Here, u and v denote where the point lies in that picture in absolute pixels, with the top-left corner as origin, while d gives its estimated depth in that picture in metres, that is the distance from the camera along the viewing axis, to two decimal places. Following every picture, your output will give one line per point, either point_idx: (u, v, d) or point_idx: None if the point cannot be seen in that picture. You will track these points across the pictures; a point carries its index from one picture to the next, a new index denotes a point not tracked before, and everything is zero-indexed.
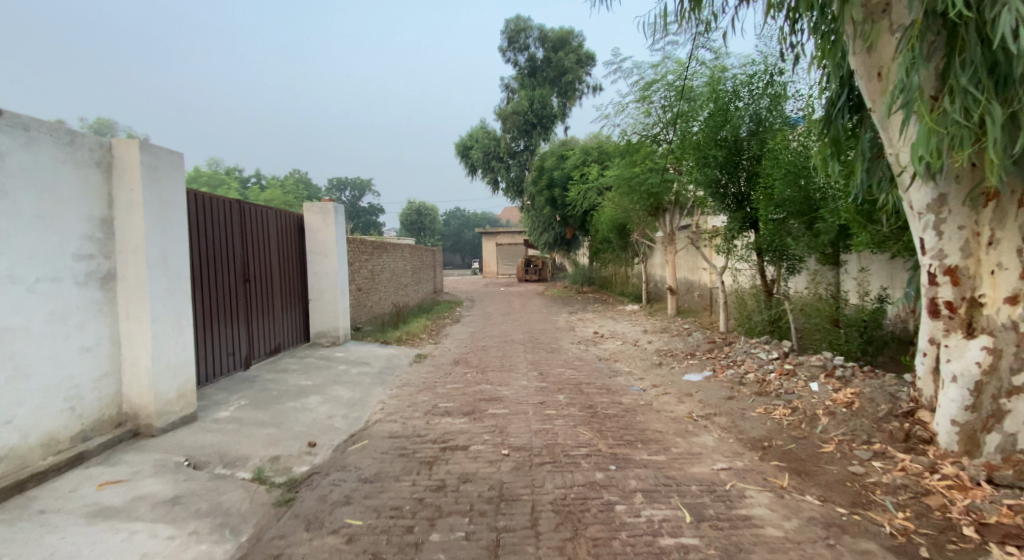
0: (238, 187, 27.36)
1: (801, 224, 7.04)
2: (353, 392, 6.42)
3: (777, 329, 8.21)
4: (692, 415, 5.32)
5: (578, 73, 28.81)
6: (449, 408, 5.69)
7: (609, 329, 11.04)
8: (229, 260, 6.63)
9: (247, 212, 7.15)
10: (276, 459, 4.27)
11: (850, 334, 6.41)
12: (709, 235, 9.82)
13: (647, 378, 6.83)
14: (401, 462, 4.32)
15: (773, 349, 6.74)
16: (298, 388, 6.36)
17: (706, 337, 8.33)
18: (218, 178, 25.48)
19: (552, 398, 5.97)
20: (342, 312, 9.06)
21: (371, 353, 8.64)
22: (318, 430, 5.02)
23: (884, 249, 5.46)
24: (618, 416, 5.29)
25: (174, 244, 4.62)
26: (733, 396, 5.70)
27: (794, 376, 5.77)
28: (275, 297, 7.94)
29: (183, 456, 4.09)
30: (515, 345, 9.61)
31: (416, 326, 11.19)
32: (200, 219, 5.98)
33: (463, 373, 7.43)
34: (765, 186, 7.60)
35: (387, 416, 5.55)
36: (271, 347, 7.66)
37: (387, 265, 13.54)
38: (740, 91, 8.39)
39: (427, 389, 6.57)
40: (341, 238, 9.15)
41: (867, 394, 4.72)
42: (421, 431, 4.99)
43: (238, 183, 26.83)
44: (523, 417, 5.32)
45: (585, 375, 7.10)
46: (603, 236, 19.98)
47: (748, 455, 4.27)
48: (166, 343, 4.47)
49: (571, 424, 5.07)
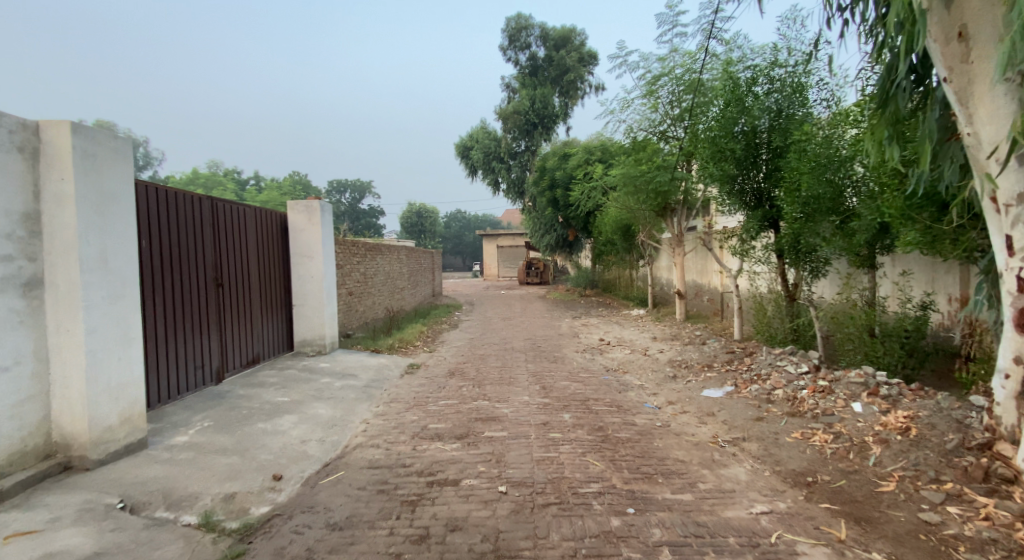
0: (234, 187, 26.79)
1: (830, 223, 6.38)
2: (334, 410, 5.75)
3: (801, 338, 7.52)
4: (718, 440, 4.65)
5: (580, 72, 28.18)
6: (440, 431, 5.03)
7: (615, 336, 10.36)
8: (199, 263, 5.99)
9: (220, 210, 6.51)
10: (231, 498, 3.61)
11: (890, 346, 5.71)
12: (722, 236, 9.07)
13: (661, 394, 6.16)
14: (380, 502, 3.65)
15: (802, 363, 6.01)
16: (273, 405, 5.69)
17: (722, 347, 7.65)
18: (213, 179, 25.07)
19: (556, 418, 5.31)
20: (328, 320, 8.37)
21: (358, 363, 7.97)
22: (287, 458, 4.36)
23: (936, 250, 4.81)
24: (633, 441, 4.63)
25: (119, 244, 3.96)
26: (761, 416, 5.03)
27: (831, 394, 5.08)
28: (255, 303, 7.30)
29: (119, 496, 3.43)
30: (516, 355, 8.95)
31: (410, 333, 10.54)
32: (162, 217, 5.36)
33: (458, 387, 6.77)
34: (790, 181, 6.95)
35: (370, 440, 4.88)
36: (248, 357, 7.03)
37: (381, 268, 12.89)
38: (759, 79, 7.74)
39: (417, 406, 5.92)
40: (328, 240, 8.48)
41: (927, 421, 4.09)
42: (406, 460, 4.33)
43: (234, 183, 26.22)
44: (524, 442, 4.66)
45: (592, 390, 6.43)
46: (607, 239, 19.32)
47: (790, 494, 3.61)
48: (107, 361, 3.81)
49: (579, 452, 4.40)
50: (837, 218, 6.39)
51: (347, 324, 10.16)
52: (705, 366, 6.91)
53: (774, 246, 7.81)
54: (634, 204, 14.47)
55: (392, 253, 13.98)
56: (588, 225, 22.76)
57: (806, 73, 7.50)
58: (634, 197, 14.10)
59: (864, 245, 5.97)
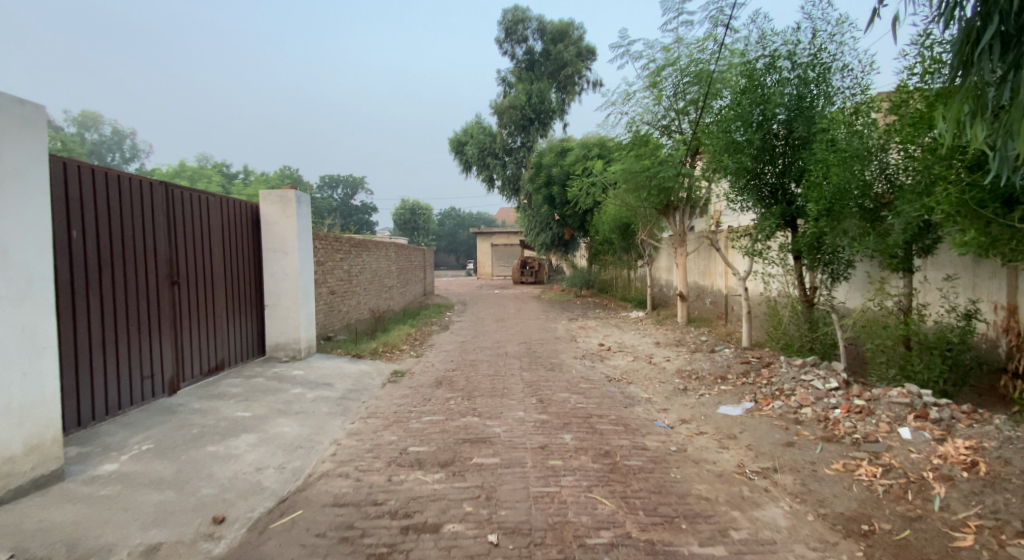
0: (222, 180, 26.08)
1: (858, 221, 5.72)
2: (303, 427, 5.05)
3: (822, 347, 6.87)
4: (744, 469, 3.98)
5: (578, 67, 27.47)
6: (421, 456, 4.33)
7: (616, 341, 9.69)
8: (143, 259, 5.26)
9: (175, 198, 5.79)
10: (153, 551, 2.91)
11: (930, 360, 5.04)
12: (733, 235, 8.37)
13: (672, 410, 5.49)
14: (341, 555, 2.96)
15: (830, 377, 5.31)
16: (231, 421, 4.98)
17: (736, 355, 6.99)
18: (200, 172, 24.37)
19: (555, 440, 4.62)
20: (304, 322, 7.62)
21: (336, 370, 7.25)
22: (236, 493, 3.66)
23: (997, 249, 4.17)
24: (646, 472, 3.95)
25: (24, 235, 3.28)
26: (791, 441, 4.37)
27: (872, 416, 4.41)
28: (220, 303, 6.58)
29: (8, 551, 2.74)
30: (509, 361, 8.27)
31: (397, 336, 9.83)
32: (94, 205, 4.65)
33: (444, 399, 6.07)
34: (813, 174, 6.28)
35: (338, 467, 4.19)
36: (211, 364, 6.31)
37: (367, 266, 12.14)
38: (776, 63, 7.07)
39: (398, 423, 5.22)
40: (304, 234, 7.73)
41: (999, 457, 3.44)
42: (379, 496, 3.64)
43: (221, 176, 25.36)
44: (519, 472, 3.97)
45: (594, 404, 5.75)
46: (605, 238, 18.65)
47: (844, 548, 2.95)
48: (4, 375, 3.13)
49: (584, 486, 3.72)
50: (867, 216, 5.74)
51: (327, 325, 9.43)
52: (719, 377, 6.24)
53: (791, 245, 7.14)
54: (635, 202, 13.79)
55: (380, 250, 13.23)
56: (585, 223, 22.09)
57: (830, 56, 6.83)
58: (635, 194, 13.43)
59: (900, 246, 5.30)
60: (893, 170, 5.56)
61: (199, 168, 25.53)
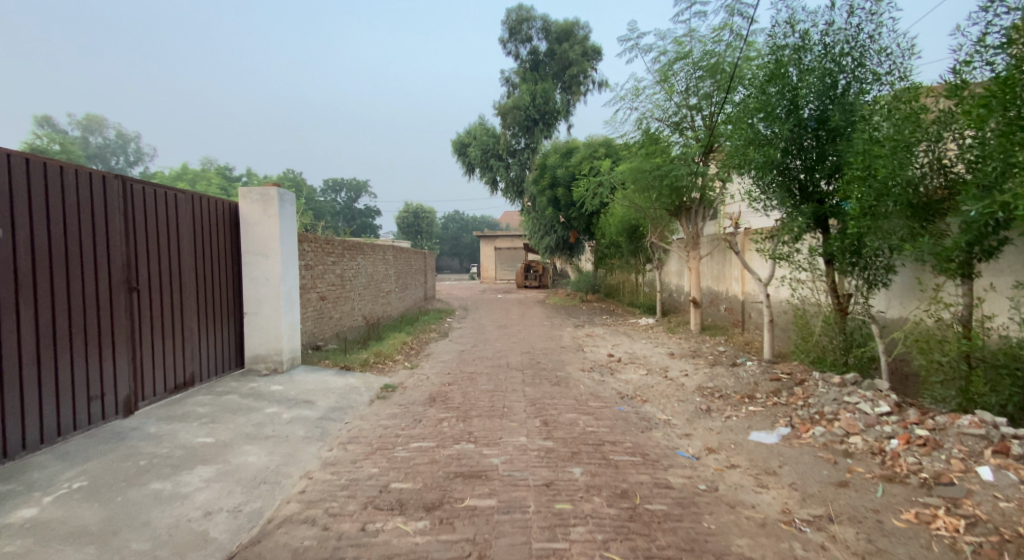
0: (220, 182, 25.61)
1: (905, 221, 5.02)
2: (270, 456, 4.38)
3: (858, 361, 6.17)
4: (791, 516, 3.28)
5: (584, 66, 26.81)
6: (404, 496, 3.67)
7: (626, 351, 8.98)
8: (91, 263, 4.64)
9: (132, 194, 5.16)
10: None
11: (997, 382, 4.33)
12: (756, 237, 7.67)
13: (696, 436, 4.79)
14: None
15: (880, 399, 4.59)
16: (188, 450, 4.32)
17: (763, 370, 6.28)
18: (199, 174, 23.96)
19: (562, 474, 3.95)
20: (287, 331, 6.94)
21: (319, 385, 6.58)
22: (173, 549, 3.00)
23: None
24: (672, 520, 3.27)
25: None
26: (844, 479, 3.67)
27: (940, 451, 3.71)
28: (191, 311, 5.95)
29: None
30: (511, 373, 7.58)
31: (390, 344, 9.14)
32: (20, 201, 4.02)
33: (436, 420, 5.40)
34: (852, 168, 5.58)
35: (304, 510, 3.52)
36: (177, 380, 5.67)
37: (362, 270, 11.47)
38: (806, 47, 6.41)
39: (381, 451, 4.55)
40: (288, 234, 7.07)
41: None
42: (346, 553, 2.97)
43: (220, 178, 24.84)
44: (519, 520, 3.30)
45: (606, 427, 5.07)
46: (612, 240, 17.94)
47: None
48: None
49: (597, 541, 3.04)
50: (915, 216, 5.04)
51: (315, 333, 8.77)
52: (746, 396, 5.53)
53: (823, 248, 6.44)
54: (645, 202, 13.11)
55: (376, 253, 12.56)
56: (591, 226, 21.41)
57: (868, 37, 6.13)
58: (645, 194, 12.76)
59: (960, 249, 4.59)
60: (946, 162, 4.88)
61: (198, 170, 25.03)
